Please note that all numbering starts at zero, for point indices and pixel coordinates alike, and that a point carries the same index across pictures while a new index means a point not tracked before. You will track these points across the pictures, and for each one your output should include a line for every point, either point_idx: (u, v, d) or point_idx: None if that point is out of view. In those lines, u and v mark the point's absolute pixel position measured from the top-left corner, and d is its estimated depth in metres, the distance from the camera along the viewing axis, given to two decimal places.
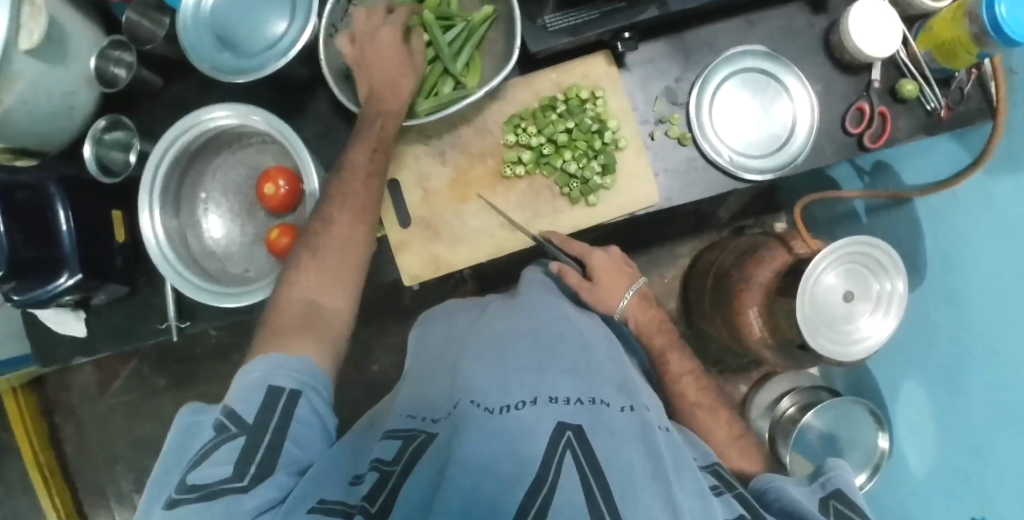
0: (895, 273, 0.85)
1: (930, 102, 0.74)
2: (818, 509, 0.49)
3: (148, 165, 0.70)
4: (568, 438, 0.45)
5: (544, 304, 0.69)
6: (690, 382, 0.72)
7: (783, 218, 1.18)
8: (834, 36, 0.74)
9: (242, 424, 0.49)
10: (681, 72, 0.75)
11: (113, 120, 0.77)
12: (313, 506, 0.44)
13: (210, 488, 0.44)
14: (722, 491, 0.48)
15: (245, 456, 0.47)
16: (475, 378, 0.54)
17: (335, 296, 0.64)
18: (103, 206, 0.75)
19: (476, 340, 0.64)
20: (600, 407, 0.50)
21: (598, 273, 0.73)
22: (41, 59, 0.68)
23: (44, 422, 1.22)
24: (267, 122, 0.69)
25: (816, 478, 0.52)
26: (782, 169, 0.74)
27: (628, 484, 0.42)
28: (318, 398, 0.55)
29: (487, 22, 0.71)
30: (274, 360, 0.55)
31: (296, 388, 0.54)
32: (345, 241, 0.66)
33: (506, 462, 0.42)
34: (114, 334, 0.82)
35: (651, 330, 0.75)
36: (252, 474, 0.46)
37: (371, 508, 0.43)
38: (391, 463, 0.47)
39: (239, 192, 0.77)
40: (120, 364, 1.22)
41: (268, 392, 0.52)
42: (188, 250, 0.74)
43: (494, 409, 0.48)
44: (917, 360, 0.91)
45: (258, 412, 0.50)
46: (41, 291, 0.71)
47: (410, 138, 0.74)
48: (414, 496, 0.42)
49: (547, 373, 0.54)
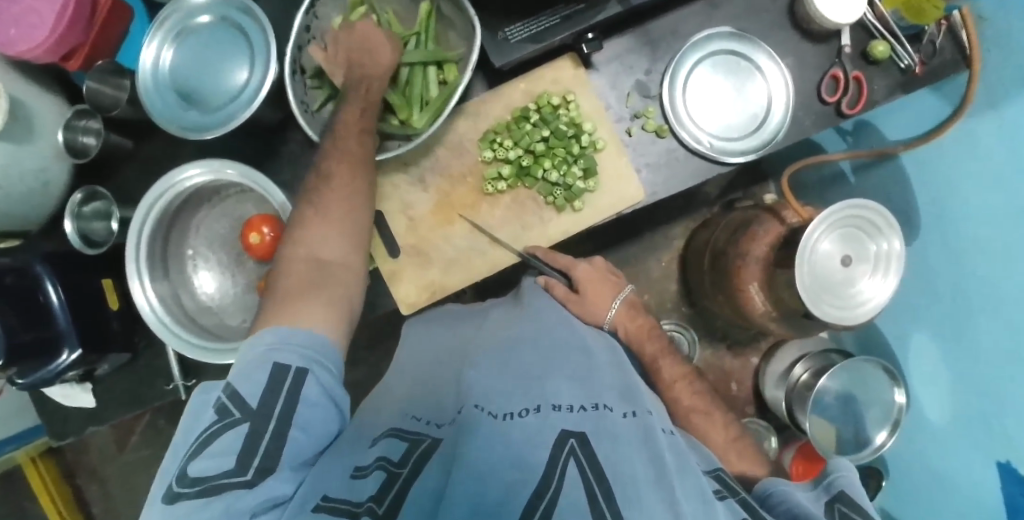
0: (890, 232, 0.85)
1: (904, 61, 0.74)
2: (824, 510, 0.50)
3: (131, 230, 0.70)
4: (571, 445, 0.45)
5: (549, 311, 0.70)
6: (684, 387, 0.72)
7: (771, 186, 1.18)
8: (800, 8, 0.73)
9: (244, 408, 0.49)
10: (650, 64, 0.74)
11: (89, 191, 0.76)
12: (317, 504, 0.44)
13: (209, 482, 0.43)
14: (725, 495, 0.48)
15: (250, 445, 0.47)
16: (477, 387, 0.55)
17: (338, 251, 0.62)
18: (92, 276, 0.75)
19: (477, 349, 0.64)
20: (603, 413, 0.50)
21: (585, 285, 0.76)
22: (8, 141, 0.67)
23: (67, 486, 1.23)
24: (243, 175, 0.68)
25: (820, 482, 0.54)
26: (762, 149, 0.74)
27: (631, 489, 0.42)
28: (326, 373, 0.55)
29: (431, 17, 0.71)
30: (283, 331, 0.55)
31: (303, 366, 0.53)
32: (348, 196, 0.64)
33: (509, 469, 0.43)
34: (123, 399, 0.82)
35: (641, 338, 0.76)
36: (256, 468, 0.46)
37: (378, 509, 0.43)
38: (398, 464, 0.47)
39: (225, 244, 0.77)
40: (134, 420, 1.22)
41: (274, 370, 0.52)
42: (183, 309, 0.74)
43: (499, 416, 0.50)
44: (926, 313, 0.91)
45: (261, 395, 0.50)
46: (45, 371, 0.70)
47: (387, 167, 0.73)
48: (424, 495, 0.43)
49: (549, 382, 0.55)
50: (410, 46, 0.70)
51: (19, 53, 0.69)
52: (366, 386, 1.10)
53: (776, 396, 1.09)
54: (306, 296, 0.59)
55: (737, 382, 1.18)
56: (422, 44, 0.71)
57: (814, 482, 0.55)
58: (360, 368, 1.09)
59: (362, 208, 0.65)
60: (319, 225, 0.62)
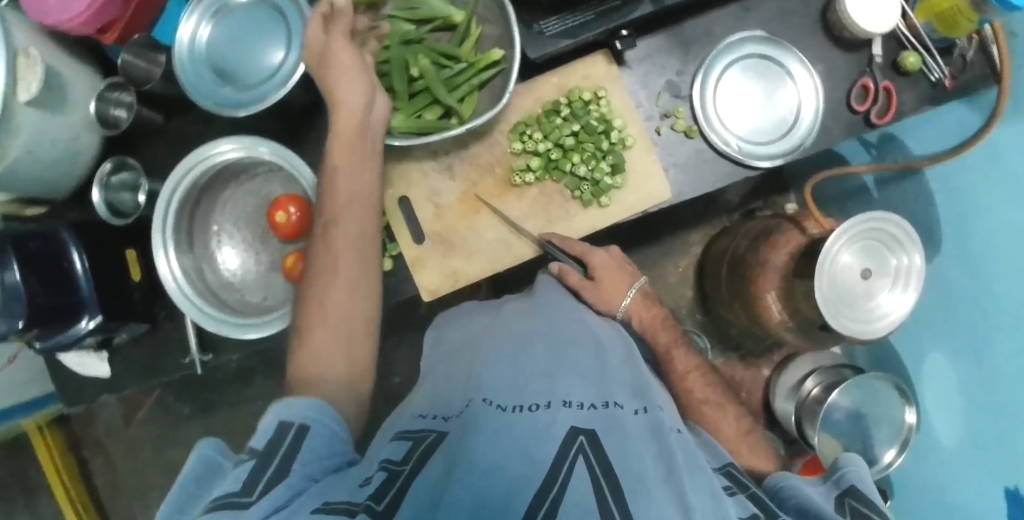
0: (911, 247, 0.85)
1: (934, 73, 0.75)
2: (835, 508, 0.47)
3: (156, 210, 0.70)
4: (580, 442, 0.42)
5: (561, 305, 0.67)
6: (697, 379, 0.71)
7: (793, 196, 1.17)
8: (832, 16, 0.74)
9: (250, 451, 0.43)
10: (681, 65, 0.74)
11: (118, 162, 0.78)
12: (315, 508, 0.37)
13: (216, 503, 0.38)
14: (734, 491, 0.46)
15: (256, 473, 0.41)
16: (487, 382, 0.53)
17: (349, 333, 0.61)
18: (117, 246, 0.76)
19: (490, 344, 0.61)
20: (614, 410, 0.48)
21: (600, 272, 0.72)
22: (44, 110, 0.68)
23: (73, 456, 1.22)
24: (275, 153, 0.69)
25: (830, 476, 0.51)
26: (792, 154, 0.74)
27: (639, 484, 0.39)
28: (331, 430, 0.48)
29: (493, 65, 0.69)
30: (286, 403, 0.50)
31: (304, 424, 0.47)
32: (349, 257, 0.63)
33: (516, 464, 0.40)
34: (139, 370, 0.83)
35: (655, 328, 0.74)
36: (261, 487, 0.39)
37: (377, 507, 0.37)
38: (400, 463, 0.44)
39: (250, 222, 0.77)
40: (143, 396, 1.21)
41: (277, 428, 0.46)
42: (206, 283, 0.74)
43: (508, 408, 0.47)
44: (941, 331, 0.91)
45: (267, 439, 0.44)
46: (64, 337, 0.71)
47: (416, 155, 0.73)
48: (422, 495, 0.38)
49: (560, 377, 0.52)
50: (455, 67, 0.70)
51: (60, 22, 0.69)
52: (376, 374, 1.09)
53: (786, 408, 1.07)
54: (321, 377, 0.58)
55: (749, 392, 1.17)
56: (464, 74, 0.70)
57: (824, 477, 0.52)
58: None
59: (368, 262, 0.64)
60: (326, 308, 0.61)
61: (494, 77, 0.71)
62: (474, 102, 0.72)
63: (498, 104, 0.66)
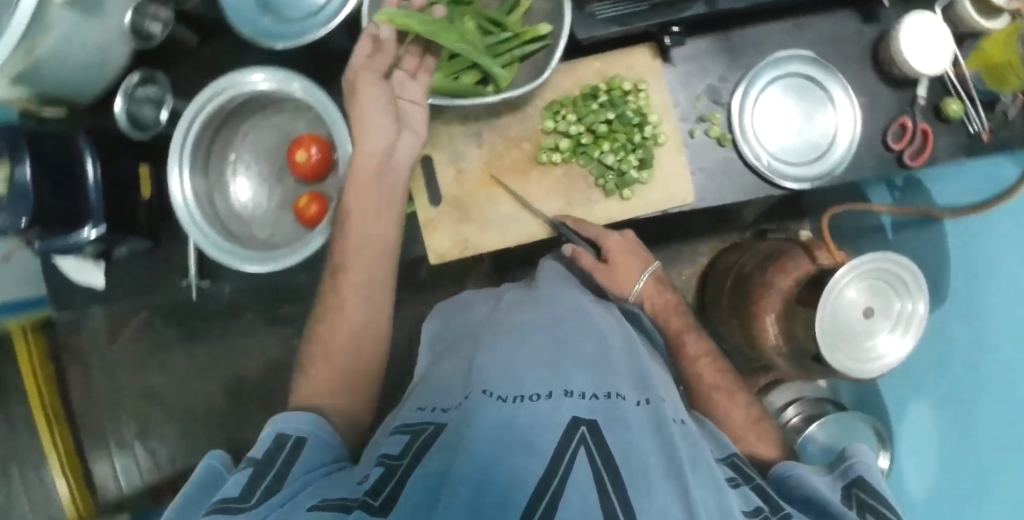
0: (918, 294, 0.85)
1: (974, 125, 0.74)
2: (841, 499, 0.47)
3: (173, 140, 0.69)
4: (582, 433, 0.42)
5: (562, 296, 0.65)
6: (707, 365, 0.68)
7: (807, 224, 1.17)
8: (883, 50, 0.73)
9: (251, 461, 0.47)
10: (725, 72, 0.74)
11: (147, 75, 0.77)
12: (313, 505, 0.40)
13: (216, 507, 0.42)
14: (739, 483, 0.46)
15: (254, 481, 0.44)
16: (485, 369, 0.52)
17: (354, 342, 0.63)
18: (125, 161, 0.75)
19: (490, 334, 0.61)
20: (616, 401, 0.48)
21: (613, 255, 0.70)
22: (77, 12, 0.64)
23: (51, 364, 1.20)
24: (307, 92, 0.68)
25: (837, 466, 0.51)
26: (821, 180, 0.73)
27: (642, 478, 0.39)
28: (328, 442, 0.52)
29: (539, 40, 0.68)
30: (285, 416, 0.54)
31: (301, 436, 0.51)
32: (360, 268, 0.65)
33: (518, 453, 0.39)
34: (134, 286, 0.82)
35: (667, 312, 0.71)
36: (257, 494, 0.43)
37: (374, 503, 0.38)
38: (397, 457, 0.44)
39: (270, 157, 0.78)
40: (131, 314, 1.21)
41: (276, 438, 0.51)
42: (215, 209, 0.73)
43: (508, 399, 0.46)
44: (931, 380, 0.91)
45: (266, 451, 0.49)
46: (64, 241, 0.70)
47: (447, 118, 0.73)
48: (419, 492, 0.38)
49: (562, 366, 0.51)
50: (501, 35, 0.69)
51: None
52: None
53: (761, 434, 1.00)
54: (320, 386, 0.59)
55: None
56: (509, 43, 0.69)
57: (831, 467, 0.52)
58: None
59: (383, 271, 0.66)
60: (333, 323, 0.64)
61: (538, 51, 0.70)
62: (515, 73, 0.72)
63: (538, 78, 0.66)
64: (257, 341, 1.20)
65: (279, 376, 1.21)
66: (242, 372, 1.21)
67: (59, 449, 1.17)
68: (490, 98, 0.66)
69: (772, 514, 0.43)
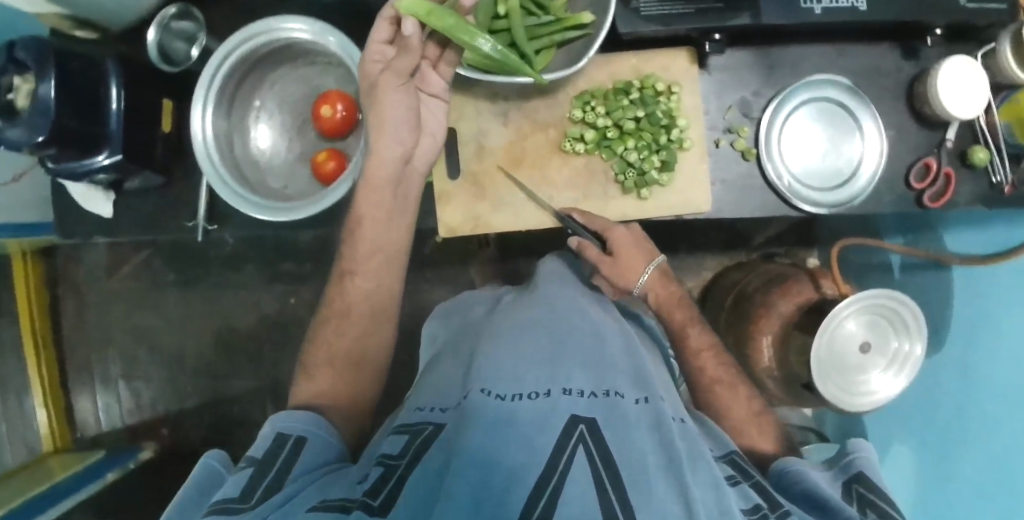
0: (916, 336, 0.84)
1: (997, 176, 0.74)
2: (841, 494, 0.50)
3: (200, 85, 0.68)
4: (581, 431, 0.43)
5: (562, 296, 0.66)
6: (711, 358, 0.67)
7: (815, 253, 1.18)
8: (919, 87, 0.73)
9: (251, 459, 0.49)
10: (759, 86, 0.74)
11: (183, 9, 0.77)
12: (312, 506, 0.42)
13: (216, 505, 0.43)
14: (738, 481, 0.47)
15: (254, 480, 0.46)
16: (483, 368, 0.52)
17: (362, 324, 0.66)
18: (155, 92, 0.75)
19: (490, 332, 0.61)
20: (615, 399, 0.48)
21: (619, 248, 0.69)
22: None
23: (47, 292, 1.20)
24: (341, 47, 0.68)
25: (839, 461, 0.53)
26: (839, 207, 0.73)
27: (641, 476, 0.40)
28: (326, 441, 0.54)
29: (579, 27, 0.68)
30: (286, 413, 0.56)
31: (302, 435, 0.53)
32: (375, 253, 0.67)
33: (516, 452, 0.40)
34: (141, 221, 0.82)
35: (671, 305, 0.71)
36: (258, 494, 0.44)
37: (373, 503, 0.40)
38: (397, 457, 0.46)
39: (294, 108, 0.77)
40: (132, 252, 1.21)
41: (276, 436, 0.52)
42: (232, 149, 0.73)
43: (506, 398, 0.47)
44: (918, 420, 0.92)
45: (266, 450, 0.50)
46: (79, 165, 0.70)
47: (477, 93, 0.73)
48: (418, 495, 0.40)
49: (560, 365, 0.52)
50: (543, 17, 0.68)
51: None
52: None
53: None
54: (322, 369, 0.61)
55: None
56: (549, 26, 0.69)
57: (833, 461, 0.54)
58: None
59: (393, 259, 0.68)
60: (344, 306, 0.66)
61: (577, 40, 0.69)
62: (549, 58, 0.71)
63: (573, 66, 0.66)
64: (253, 294, 1.20)
65: (272, 332, 1.21)
66: (235, 324, 1.21)
67: (45, 383, 1.19)
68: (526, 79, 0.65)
69: (769, 513, 0.44)
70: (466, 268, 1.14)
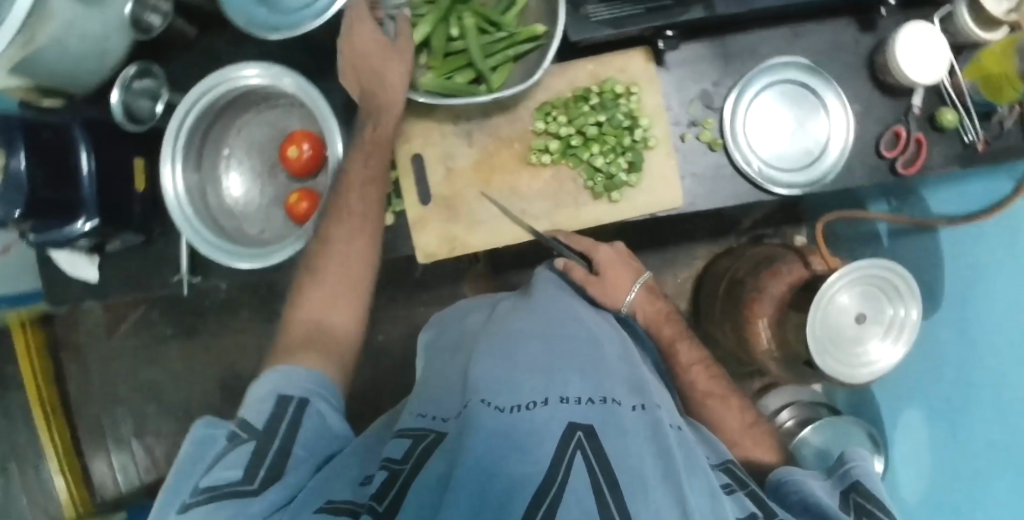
0: (910, 301, 0.84)
1: (969, 134, 0.74)
2: (838, 502, 0.47)
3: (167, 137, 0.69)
4: (579, 438, 0.42)
5: (557, 303, 0.65)
6: (701, 372, 0.69)
7: (804, 230, 1.17)
8: (879, 57, 0.73)
9: (251, 430, 0.48)
10: (719, 76, 0.74)
11: (143, 67, 0.77)
12: (321, 506, 0.41)
13: (217, 490, 0.42)
14: (734, 489, 0.46)
15: (256, 457, 0.45)
16: (481, 377, 0.52)
17: (340, 315, 0.64)
18: (126, 153, 0.77)
19: (484, 339, 0.61)
20: (612, 406, 0.47)
21: (604, 268, 0.70)
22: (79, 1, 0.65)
23: (50, 358, 1.22)
24: (297, 86, 0.68)
25: (837, 470, 0.51)
26: (812, 186, 0.73)
27: (638, 482, 0.39)
28: (327, 405, 0.54)
29: (532, 39, 0.68)
30: (285, 371, 0.55)
31: (304, 397, 0.53)
32: (347, 257, 0.66)
33: (514, 462, 0.40)
34: (126, 280, 0.82)
35: (659, 322, 0.71)
36: (262, 477, 0.44)
37: (378, 508, 0.40)
38: (400, 461, 0.45)
39: (262, 152, 0.78)
40: (129, 309, 1.22)
41: (277, 400, 0.52)
42: (207, 203, 0.74)
43: (505, 409, 0.46)
44: (925, 387, 0.91)
45: (267, 420, 0.50)
46: (59, 234, 0.71)
47: (439, 116, 0.73)
48: (424, 497, 0.39)
49: (556, 372, 0.51)
50: (496, 34, 0.70)
51: None
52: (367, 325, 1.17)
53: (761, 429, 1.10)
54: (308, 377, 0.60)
55: None
56: (502, 43, 0.69)
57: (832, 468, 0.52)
58: None
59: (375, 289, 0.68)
60: (324, 273, 0.65)
61: (531, 52, 0.70)
62: (507, 73, 0.72)
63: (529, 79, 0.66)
64: (253, 337, 1.21)
65: None
66: (238, 369, 1.22)
67: (59, 448, 1.20)
68: (483, 98, 0.66)
69: None
70: (458, 286, 1.15)
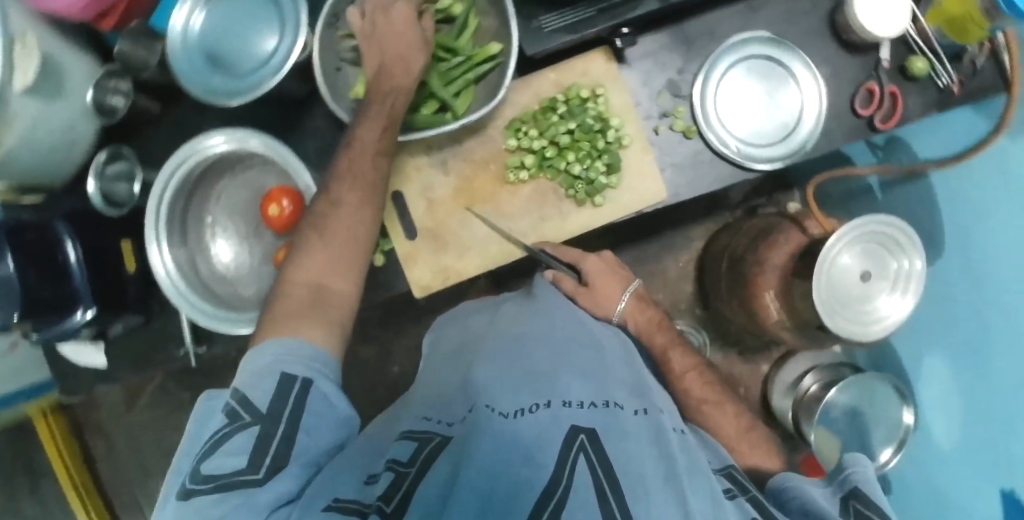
0: (912, 251, 0.83)
1: (942, 79, 0.73)
2: (838, 510, 0.46)
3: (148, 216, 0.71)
4: (581, 441, 0.42)
5: (557, 307, 0.64)
6: (695, 378, 0.68)
7: (795, 195, 1.16)
8: (839, 17, 0.72)
9: (254, 412, 0.48)
10: (682, 63, 0.73)
11: (113, 152, 0.78)
12: (327, 504, 0.41)
13: (224, 479, 0.43)
14: (735, 494, 0.46)
15: (259, 447, 0.45)
16: (486, 383, 0.51)
17: (342, 277, 0.61)
18: (113, 238, 0.77)
19: (489, 343, 0.60)
20: (614, 410, 0.47)
21: (593, 278, 0.70)
22: (37, 97, 0.65)
23: (76, 441, 1.23)
24: (265, 145, 0.69)
25: (835, 478, 0.50)
26: (792, 157, 0.73)
27: (639, 485, 0.39)
28: (329, 384, 0.53)
29: (489, 59, 0.68)
30: (288, 343, 0.54)
31: (308, 377, 0.52)
32: (351, 226, 0.62)
33: (519, 464, 0.39)
34: (133, 360, 0.83)
35: (651, 331, 0.71)
36: (268, 466, 0.44)
37: (386, 508, 0.39)
38: (406, 463, 0.43)
39: (244, 214, 0.77)
40: (144, 381, 1.23)
41: (280, 379, 0.51)
42: (198, 274, 0.75)
43: (509, 414, 0.46)
44: (939, 336, 0.89)
45: (271, 400, 0.49)
46: (59, 329, 0.72)
47: (412, 148, 0.73)
48: (432, 490, 0.39)
49: (557, 375, 0.51)
50: (454, 60, 0.69)
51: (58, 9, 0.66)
52: (379, 358, 1.17)
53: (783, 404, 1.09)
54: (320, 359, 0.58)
55: (745, 388, 1.19)
56: (462, 67, 0.69)
57: (830, 479, 0.51)
58: (373, 343, 1.17)
59: None
60: (318, 246, 0.61)
61: (490, 72, 0.70)
62: (472, 95, 0.71)
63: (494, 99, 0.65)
64: None
65: None
66: None
67: None
68: (455, 126, 0.66)
69: None
70: None
